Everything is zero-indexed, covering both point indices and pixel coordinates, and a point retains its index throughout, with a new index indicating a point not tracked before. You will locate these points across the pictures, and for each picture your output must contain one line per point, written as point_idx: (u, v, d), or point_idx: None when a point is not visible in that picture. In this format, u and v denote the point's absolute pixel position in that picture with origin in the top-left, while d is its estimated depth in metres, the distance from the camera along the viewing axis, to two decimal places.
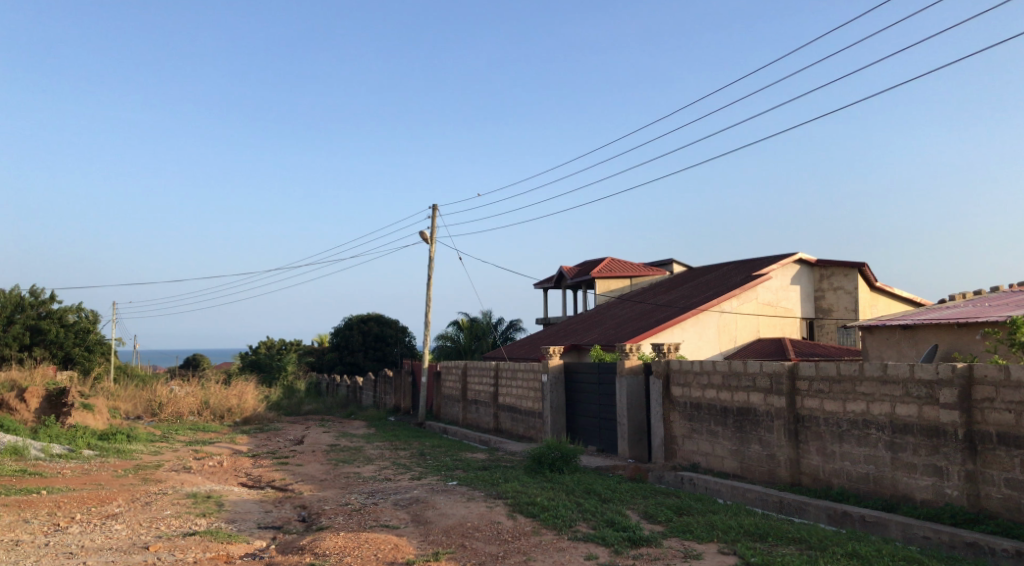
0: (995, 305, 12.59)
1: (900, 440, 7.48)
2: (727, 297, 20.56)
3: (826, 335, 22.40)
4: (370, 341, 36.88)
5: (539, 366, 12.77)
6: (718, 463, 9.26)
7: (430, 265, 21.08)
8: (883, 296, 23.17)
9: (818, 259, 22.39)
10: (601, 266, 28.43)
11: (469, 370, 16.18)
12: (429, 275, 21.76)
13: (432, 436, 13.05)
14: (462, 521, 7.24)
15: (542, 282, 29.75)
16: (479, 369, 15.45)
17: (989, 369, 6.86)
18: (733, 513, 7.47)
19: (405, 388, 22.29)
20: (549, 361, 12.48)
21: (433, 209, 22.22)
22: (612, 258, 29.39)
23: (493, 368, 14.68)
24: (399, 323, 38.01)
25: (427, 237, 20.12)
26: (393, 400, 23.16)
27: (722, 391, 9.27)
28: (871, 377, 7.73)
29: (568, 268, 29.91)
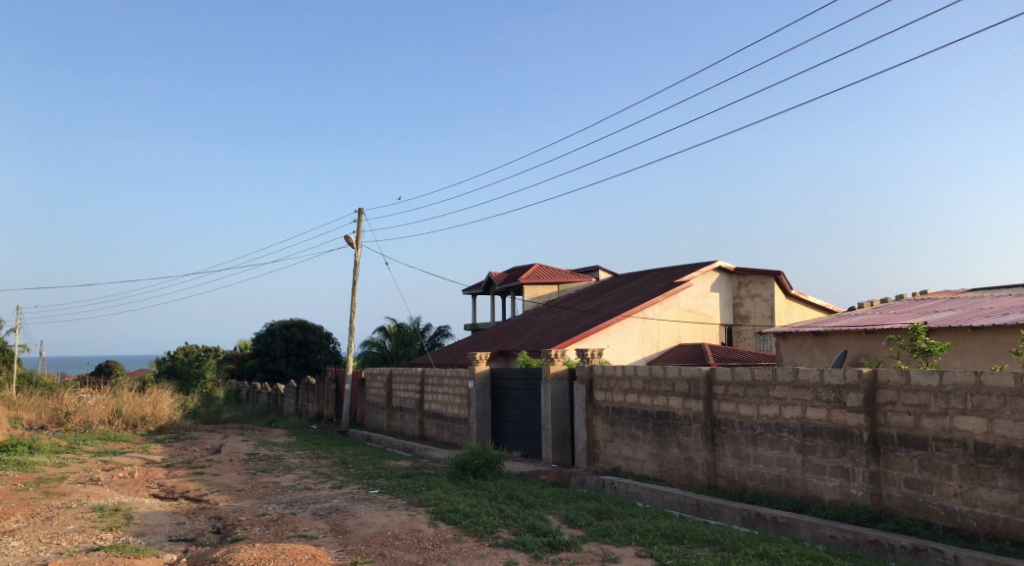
0: (898, 313, 13.28)
1: (810, 443, 7.76)
2: (650, 304, 20.96)
3: (745, 342, 22.97)
4: (293, 348, 36.41)
5: (465, 373, 12.77)
6: (638, 467, 9.42)
7: (355, 268, 20.84)
8: (798, 304, 23.97)
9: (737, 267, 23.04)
10: (530, 273, 28.63)
11: (394, 377, 16.08)
12: (355, 280, 21.47)
13: (355, 444, 12.90)
14: (382, 530, 7.17)
15: (471, 289, 29.79)
16: (405, 376, 15.37)
17: (892, 374, 7.31)
18: (650, 516, 7.61)
19: (329, 395, 22.07)
20: (475, 367, 12.44)
21: (359, 212, 21.91)
22: (540, 265, 29.63)
23: (419, 375, 14.62)
24: (323, 330, 37.65)
25: (353, 241, 19.87)
26: (316, 408, 22.87)
27: (643, 396, 9.44)
28: (784, 381, 7.99)
29: (496, 274, 30.03)
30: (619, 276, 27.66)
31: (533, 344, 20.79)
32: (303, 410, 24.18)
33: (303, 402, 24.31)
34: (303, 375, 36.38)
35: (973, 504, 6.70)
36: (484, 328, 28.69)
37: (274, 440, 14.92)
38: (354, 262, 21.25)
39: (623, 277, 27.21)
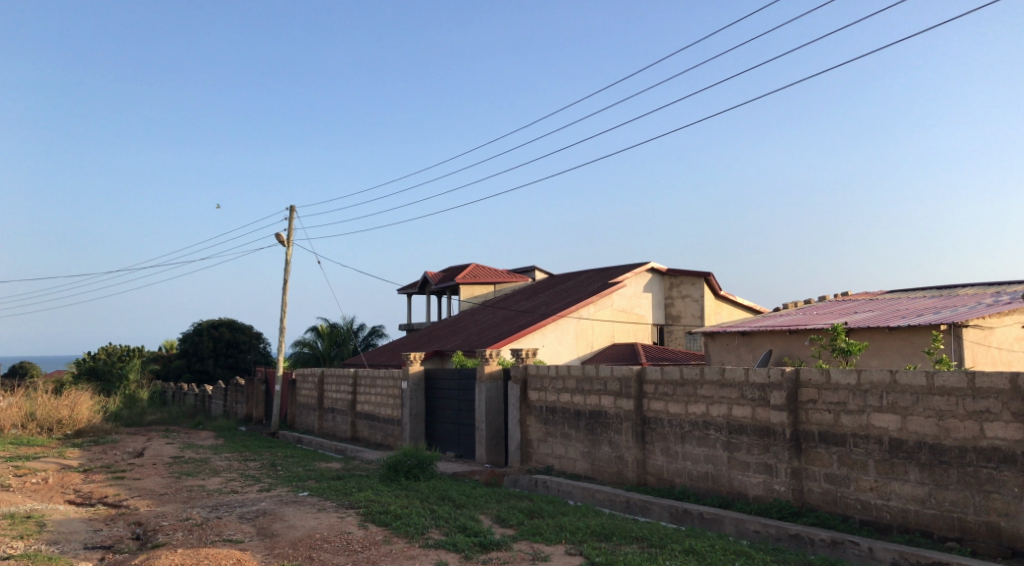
0: (821, 314, 13.78)
1: (736, 440, 7.96)
2: (584, 304, 21.22)
3: (675, 341, 23.40)
4: (222, 348, 35.58)
5: (398, 373, 12.66)
6: (570, 465, 9.51)
7: (287, 267, 20.46)
8: (727, 304, 24.57)
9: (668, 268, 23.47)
10: (465, 273, 28.57)
11: (326, 377, 15.86)
12: (286, 278, 21.00)
13: (285, 446, 12.67)
14: (310, 533, 7.05)
15: (406, 288, 29.58)
16: (337, 376, 15.17)
17: (813, 373, 7.57)
18: (581, 514, 7.69)
19: (259, 396, 21.67)
20: (409, 367, 12.34)
21: (291, 209, 21.52)
22: (476, 265, 29.64)
23: (351, 375, 14.45)
24: (253, 330, 36.90)
25: (284, 240, 19.50)
26: (245, 409, 22.42)
27: (575, 395, 9.53)
28: (711, 380, 8.16)
29: (431, 274, 29.90)
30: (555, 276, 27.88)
31: (469, 345, 20.79)
32: (232, 412, 23.69)
33: (231, 403, 23.83)
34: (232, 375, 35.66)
35: (887, 497, 7.06)
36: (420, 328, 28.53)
37: (200, 442, 14.54)
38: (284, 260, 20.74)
39: (559, 278, 27.47)
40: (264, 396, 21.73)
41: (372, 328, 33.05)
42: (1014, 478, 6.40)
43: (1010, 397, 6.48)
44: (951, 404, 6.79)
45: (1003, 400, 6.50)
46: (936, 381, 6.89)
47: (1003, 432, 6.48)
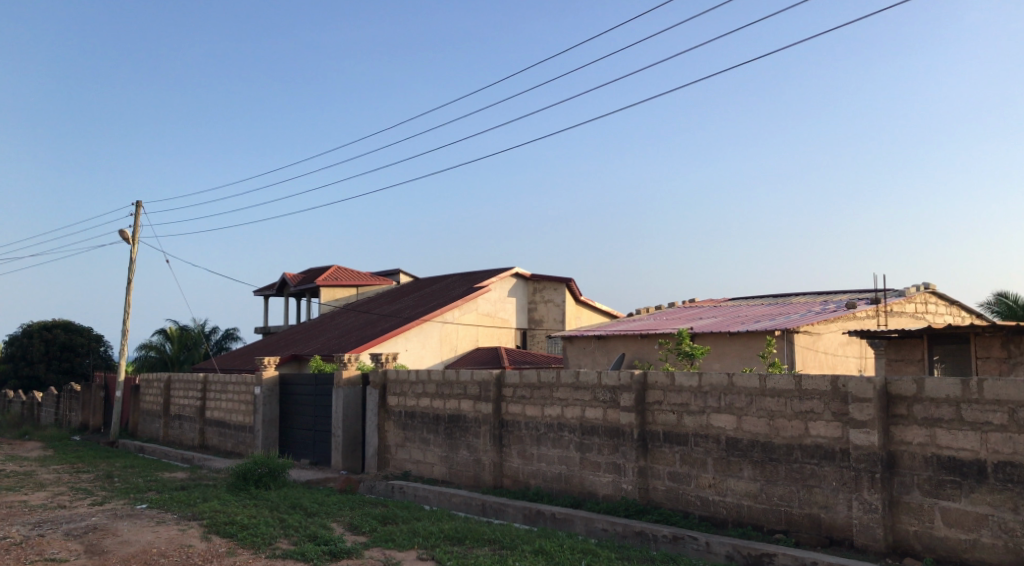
0: (672, 319, 14.62)
1: (588, 441, 8.20)
2: (449, 307, 21.53)
3: (536, 345, 24.04)
4: (55, 352, 33.12)
5: (252, 378, 12.24)
6: (428, 470, 9.51)
7: (131, 266, 19.31)
8: (588, 309, 25.45)
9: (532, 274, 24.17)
10: (327, 275, 27.98)
11: (172, 383, 15.11)
12: (130, 278, 19.71)
13: (123, 457, 11.93)
14: (147, 548, 6.66)
15: (263, 290, 28.66)
16: (185, 382, 14.48)
17: (659, 375, 7.93)
18: (435, 519, 7.69)
19: (97, 404, 20.34)
20: (264, 373, 11.98)
21: (139, 204, 20.32)
22: (338, 266, 29.17)
23: (201, 381, 13.84)
24: (93, 332, 34.56)
25: (129, 238, 18.40)
26: (80, 417, 20.96)
27: (435, 399, 9.52)
28: (566, 383, 8.38)
29: (291, 275, 29.13)
30: (420, 280, 27.99)
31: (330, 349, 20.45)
32: (65, 420, 22.09)
33: (65, 410, 22.22)
34: (66, 382, 33.26)
35: (724, 493, 7.49)
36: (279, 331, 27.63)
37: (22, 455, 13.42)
38: (129, 257, 19.44)
39: (424, 282, 27.68)
40: (102, 403, 20.38)
41: (227, 331, 31.75)
42: (834, 473, 6.94)
43: (831, 398, 7.02)
44: (780, 405, 7.28)
45: (825, 401, 7.04)
46: (769, 383, 7.36)
47: (824, 430, 7.01)
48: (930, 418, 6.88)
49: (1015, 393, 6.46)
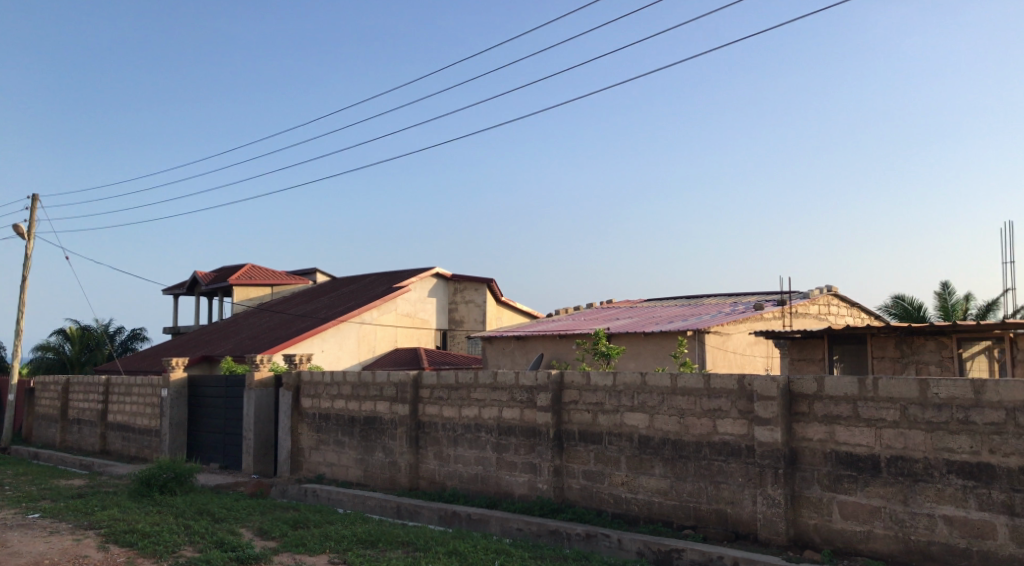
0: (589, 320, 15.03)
1: (504, 441, 8.23)
2: (367, 308, 21.57)
3: (456, 345, 24.32)
4: None
5: (158, 381, 11.81)
6: (342, 473, 9.38)
7: (26, 264, 18.33)
8: (509, 310, 25.77)
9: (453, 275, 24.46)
10: (240, 273, 27.34)
11: (71, 386, 14.43)
12: (27, 276, 18.72)
13: (14, 464, 11.32)
14: (37, 560, 6.32)
15: (172, 289, 27.78)
16: (85, 384, 13.86)
17: (575, 375, 8.02)
18: (348, 522, 7.57)
19: None
20: (170, 375, 11.57)
21: (35, 198, 19.29)
22: (252, 265, 28.55)
23: (102, 383, 13.27)
24: None
25: (25, 233, 17.46)
26: None
27: (350, 401, 9.39)
28: (483, 384, 8.38)
29: (203, 274, 28.34)
30: (338, 279, 27.85)
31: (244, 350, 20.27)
32: None
33: None
34: None
35: (636, 491, 7.63)
36: (189, 331, 26.82)
37: None
38: (26, 252, 18.39)
39: (341, 281, 27.56)
40: None
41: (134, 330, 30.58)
42: (739, 469, 7.14)
43: (738, 396, 7.23)
44: (690, 404, 7.46)
45: (732, 399, 7.24)
46: (679, 382, 7.53)
47: (731, 428, 7.22)
48: (829, 415, 7.25)
49: (906, 390, 6.87)
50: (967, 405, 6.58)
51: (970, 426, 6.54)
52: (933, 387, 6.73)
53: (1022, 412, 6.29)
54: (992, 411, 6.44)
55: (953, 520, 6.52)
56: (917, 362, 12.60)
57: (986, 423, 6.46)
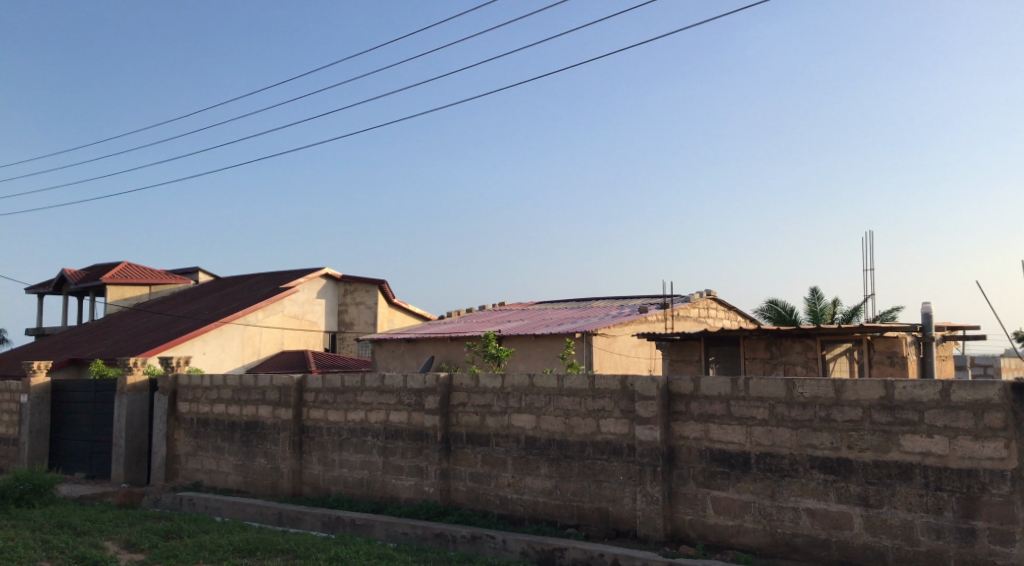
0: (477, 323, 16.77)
1: (391, 445, 8.14)
2: (252, 310, 22.08)
3: (347, 347, 25.31)
4: None
5: (15, 386, 11.08)
6: (221, 480, 9.08)
7: None
8: (401, 311, 26.69)
9: (343, 276, 25.30)
10: (115, 272, 26.05)
11: None
12: None
13: None
14: None
15: (37, 288, 26.08)
16: None
17: (463, 377, 8.02)
18: (225, 531, 7.29)
19: None
20: (30, 380, 10.87)
21: None
22: (128, 264, 27.27)
23: None
24: None
25: None
26: None
27: (231, 405, 9.08)
28: (370, 387, 8.27)
29: (73, 272, 26.79)
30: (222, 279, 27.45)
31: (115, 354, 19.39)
32: None
33: None
34: None
35: (521, 491, 7.71)
36: (56, 332, 25.33)
37: None
38: None
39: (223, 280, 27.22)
40: None
41: None
42: (620, 468, 7.32)
43: (620, 396, 7.41)
44: (575, 404, 7.60)
45: (615, 399, 7.42)
46: (565, 383, 7.65)
47: (614, 427, 7.39)
48: (705, 414, 7.59)
49: (774, 390, 7.27)
50: (828, 404, 7.04)
51: (830, 424, 7.00)
52: (798, 387, 7.16)
53: (876, 410, 6.83)
54: (850, 409, 6.94)
55: (815, 513, 6.96)
56: (785, 363, 13.37)
57: (844, 420, 6.95)
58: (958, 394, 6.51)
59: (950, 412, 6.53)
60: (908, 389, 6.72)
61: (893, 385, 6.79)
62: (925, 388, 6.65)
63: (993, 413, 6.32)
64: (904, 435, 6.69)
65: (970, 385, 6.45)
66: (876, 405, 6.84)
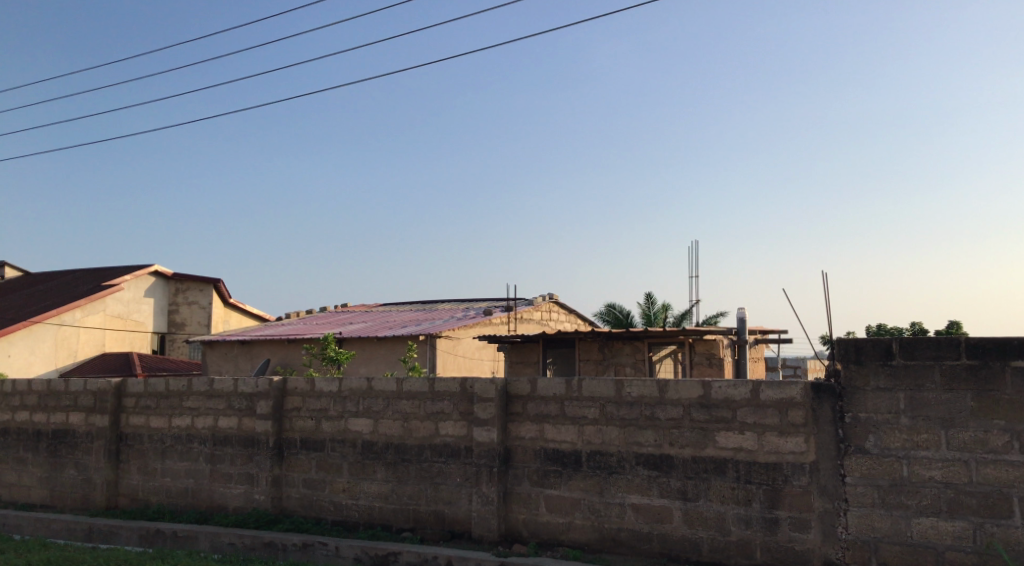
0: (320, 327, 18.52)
1: (219, 452, 7.82)
2: (68, 310, 22.32)
3: (175, 349, 25.97)
4: None
5: None
6: (25, 494, 8.46)
7: None
8: (236, 313, 27.22)
9: (172, 275, 25.94)
10: None
11: None
12: None
13: None
14: None
15: None
16: None
17: (298, 381, 7.80)
18: (24, 550, 6.71)
19: None
20: None
21: None
22: None
23: None
24: None
25: None
26: None
27: (37, 413, 8.48)
28: (197, 392, 7.92)
29: None
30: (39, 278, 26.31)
31: None
32: None
33: None
34: None
35: (357, 497, 7.58)
36: None
37: None
38: None
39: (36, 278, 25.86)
40: None
41: None
42: (458, 469, 7.35)
43: (459, 398, 7.44)
44: (414, 407, 7.56)
45: (454, 401, 7.44)
46: (404, 386, 7.59)
47: (452, 430, 7.42)
48: (539, 414, 7.78)
49: (604, 390, 7.56)
50: (653, 403, 7.42)
51: (654, 422, 7.39)
52: (626, 387, 7.48)
53: (696, 408, 7.29)
54: (672, 408, 7.36)
55: (639, 507, 7.31)
56: (615, 363, 14.46)
57: (667, 418, 7.36)
58: (766, 394, 7.11)
59: (760, 410, 7.11)
60: (724, 388, 7.23)
61: (710, 385, 7.27)
62: (738, 388, 7.19)
63: (795, 411, 7.01)
64: (719, 432, 7.20)
65: (776, 385, 7.07)
66: (695, 404, 7.29)
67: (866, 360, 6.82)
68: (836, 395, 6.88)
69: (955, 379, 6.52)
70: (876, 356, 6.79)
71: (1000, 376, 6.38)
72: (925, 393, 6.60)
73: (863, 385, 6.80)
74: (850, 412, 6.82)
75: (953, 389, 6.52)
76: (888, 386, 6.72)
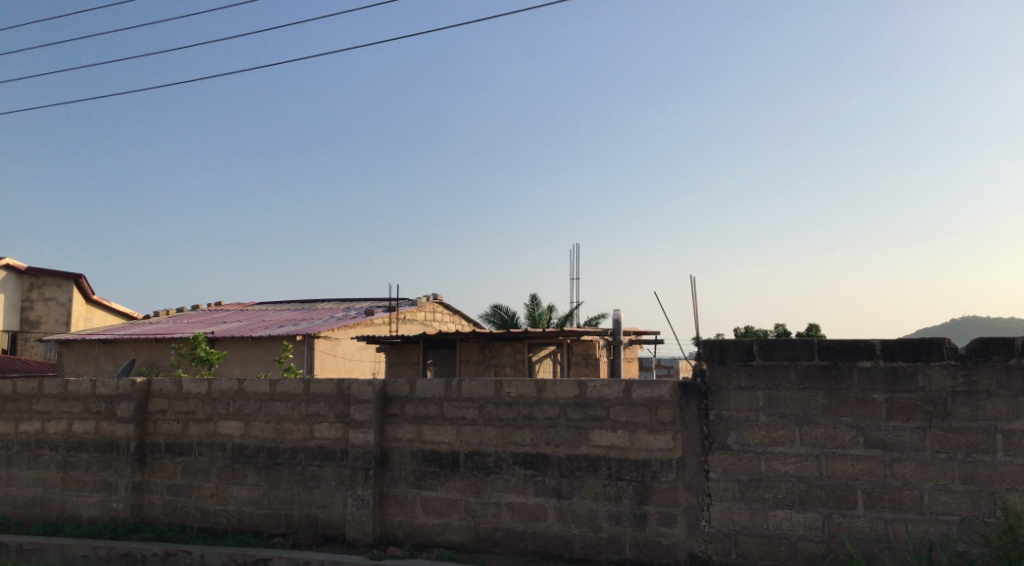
0: (190, 325, 18.90)
1: (73, 459, 7.50)
2: None
3: (29, 349, 24.68)
4: None
5: None
6: None
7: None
8: (99, 311, 26.11)
9: (28, 269, 24.58)
10: None
11: None
12: None
13: None
14: None
15: None
16: None
17: (164, 383, 7.50)
18: None
19: None
20: None
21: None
22: None
23: None
24: None
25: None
26: None
27: None
28: (49, 395, 7.60)
29: None
30: None
31: None
32: None
33: None
34: None
35: (225, 502, 7.32)
36: None
37: None
38: None
39: None
40: None
41: None
42: (333, 472, 7.20)
43: (335, 400, 7.29)
44: (288, 409, 7.35)
45: (329, 403, 7.29)
46: (278, 388, 7.37)
47: (327, 432, 7.26)
48: (418, 415, 7.73)
49: (482, 391, 7.59)
50: (530, 403, 7.52)
51: (531, 422, 7.49)
52: (505, 387, 7.54)
53: (571, 407, 7.43)
54: (549, 407, 7.47)
55: (515, 506, 7.40)
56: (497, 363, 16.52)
57: (544, 417, 7.47)
58: (638, 392, 7.33)
59: (632, 409, 7.33)
60: (598, 388, 7.40)
61: (585, 384, 7.43)
62: (612, 387, 7.38)
63: (664, 409, 7.26)
64: (593, 430, 7.37)
65: (647, 385, 7.30)
66: (570, 403, 7.44)
67: (729, 360, 7.15)
68: (701, 394, 7.19)
69: (808, 379, 6.93)
70: (738, 357, 7.13)
71: (847, 375, 6.83)
72: (781, 392, 6.99)
73: (726, 384, 7.13)
74: (714, 410, 7.13)
75: (806, 388, 6.93)
76: (749, 385, 7.08)
